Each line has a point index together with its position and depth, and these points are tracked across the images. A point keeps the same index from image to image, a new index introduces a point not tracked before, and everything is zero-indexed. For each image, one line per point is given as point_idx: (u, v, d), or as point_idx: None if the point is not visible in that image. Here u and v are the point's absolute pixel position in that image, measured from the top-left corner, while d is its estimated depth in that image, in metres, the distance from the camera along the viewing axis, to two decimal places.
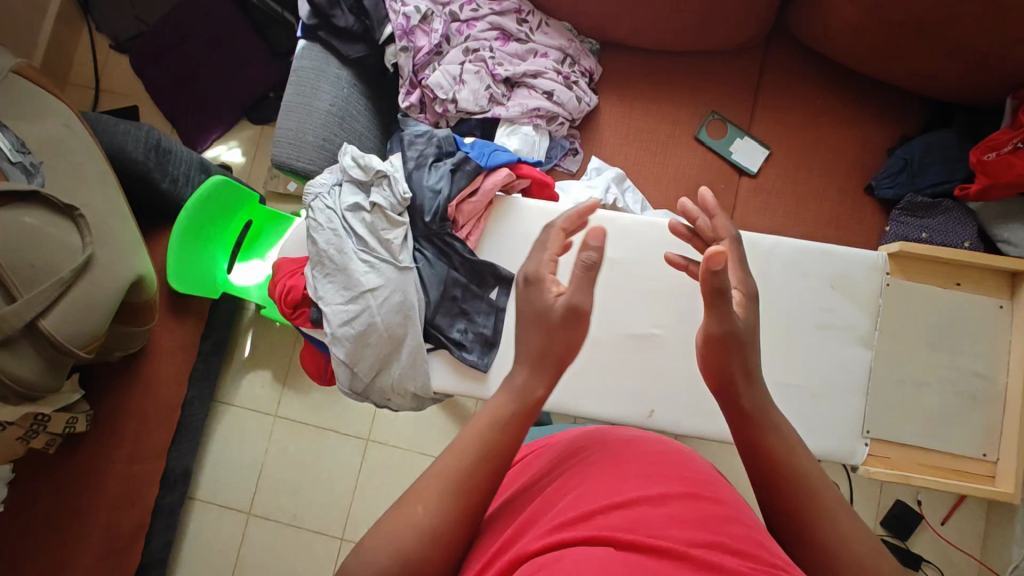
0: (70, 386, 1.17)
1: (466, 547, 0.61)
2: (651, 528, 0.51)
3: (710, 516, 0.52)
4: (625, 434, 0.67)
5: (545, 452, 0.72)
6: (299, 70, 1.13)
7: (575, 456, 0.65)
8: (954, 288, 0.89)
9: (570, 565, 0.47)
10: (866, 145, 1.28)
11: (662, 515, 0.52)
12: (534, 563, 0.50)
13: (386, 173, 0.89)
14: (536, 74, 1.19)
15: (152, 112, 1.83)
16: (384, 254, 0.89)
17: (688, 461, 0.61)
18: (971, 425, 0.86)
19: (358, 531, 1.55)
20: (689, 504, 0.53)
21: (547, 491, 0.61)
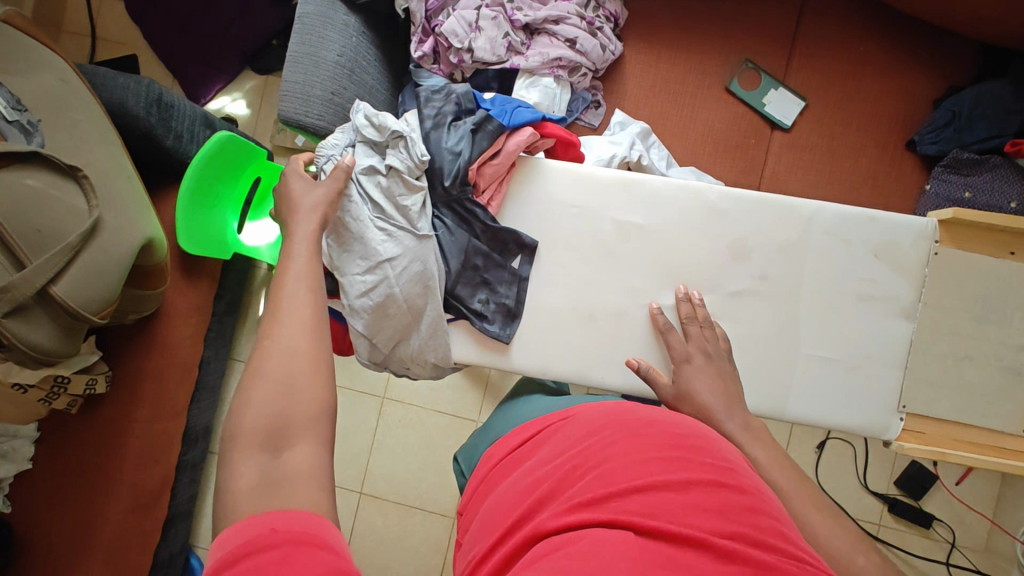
0: (87, 348, 1.17)
1: (487, 520, 0.61)
2: (674, 515, 0.50)
3: (734, 505, 0.51)
4: (650, 412, 0.64)
5: (564, 422, 0.70)
6: (305, 17, 1.05)
7: (595, 429, 0.64)
8: (1007, 258, 0.83)
9: (592, 551, 0.47)
10: (910, 97, 1.19)
11: (683, 501, 0.51)
12: (555, 545, 0.50)
13: (402, 133, 0.82)
14: (558, 19, 1.10)
15: (151, 61, 1.75)
16: (402, 221, 0.84)
17: (716, 442, 0.59)
18: (1012, 402, 0.83)
19: (377, 486, 1.59)
20: (713, 490, 0.52)
21: (567, 466, 0.60)
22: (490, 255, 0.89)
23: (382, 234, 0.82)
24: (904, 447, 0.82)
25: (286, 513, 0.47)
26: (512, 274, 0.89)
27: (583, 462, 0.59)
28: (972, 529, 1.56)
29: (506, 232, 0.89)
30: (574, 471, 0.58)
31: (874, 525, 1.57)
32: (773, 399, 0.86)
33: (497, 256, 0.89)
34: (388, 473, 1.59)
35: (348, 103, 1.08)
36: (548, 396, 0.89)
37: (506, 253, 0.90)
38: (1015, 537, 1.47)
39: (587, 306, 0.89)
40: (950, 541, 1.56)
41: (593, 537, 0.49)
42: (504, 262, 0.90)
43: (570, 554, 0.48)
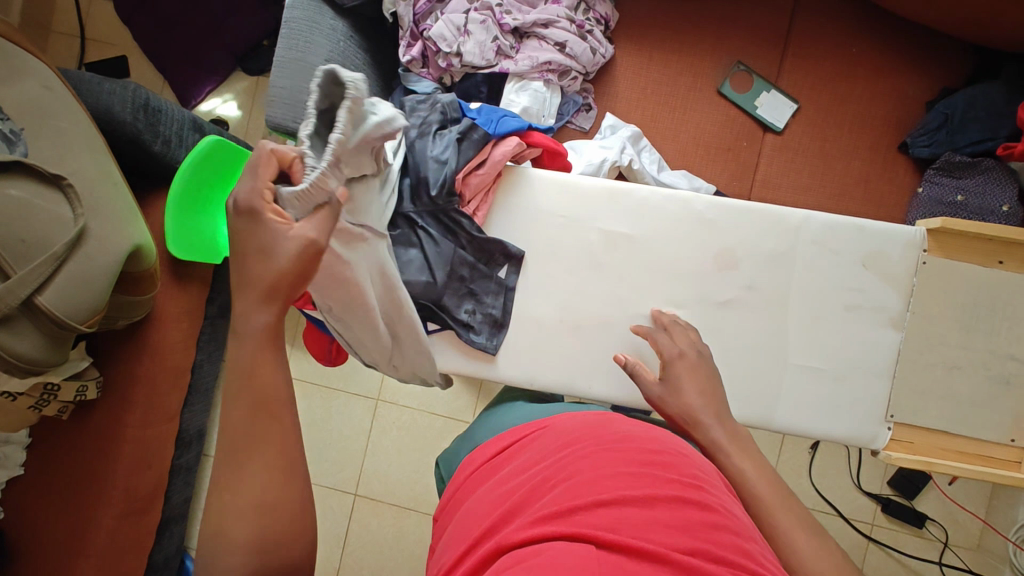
0: (77, 353, 1.18)
1: (455, 534, 0.61)
2: (636, 531, 0.50)
3: (695, 522, 0.52)
4: (622, 430, 0.66)
5: (539, 433, 0.71)
6: (290, 21, 1.04)
7: (568, 442, 0.65)
8: (996, 267, 0.83)
9: (553, 563, 0.47)
10: (903, 100, 1.18)
11: (645, 517, 0.52)
12: (519, 555, 0.50)
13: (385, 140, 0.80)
14: (548, 23, 1.09)
15: (141, 62, 1.74)
16: None
17: (685, 464, 0.60)
18: (1000, 411, 0.83)
19: (371, 488, 1.59)
20: (675, 507, 0.53)
21: (538, 479, 0.60)
22: (476, 266, 0.88)
23: None
24: (891, 456, 0.82)
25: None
26: (498, 284, 0.89)
27: (553, 475, 0.59)
28: (965, 528, 1.56)
29: (492, 243, 0.88)
30: (543, 484, 0.59)
31: (867, 525, 1.57)
32: (762, 409, 0.86)
33: (483, 267, 0.88)
34: (383, 475, 1.60)
35: None
36: (536, 404, 0.88)
37: (491, 264, 0.89)
38: (1007, 537, 1.48)
39: (575, 317, 0.89)
40: (943, 540, 1.56)
41: (557, 547, 0.49)
42: (490, 272, 0.89)
43: (532, 565, 0.48)
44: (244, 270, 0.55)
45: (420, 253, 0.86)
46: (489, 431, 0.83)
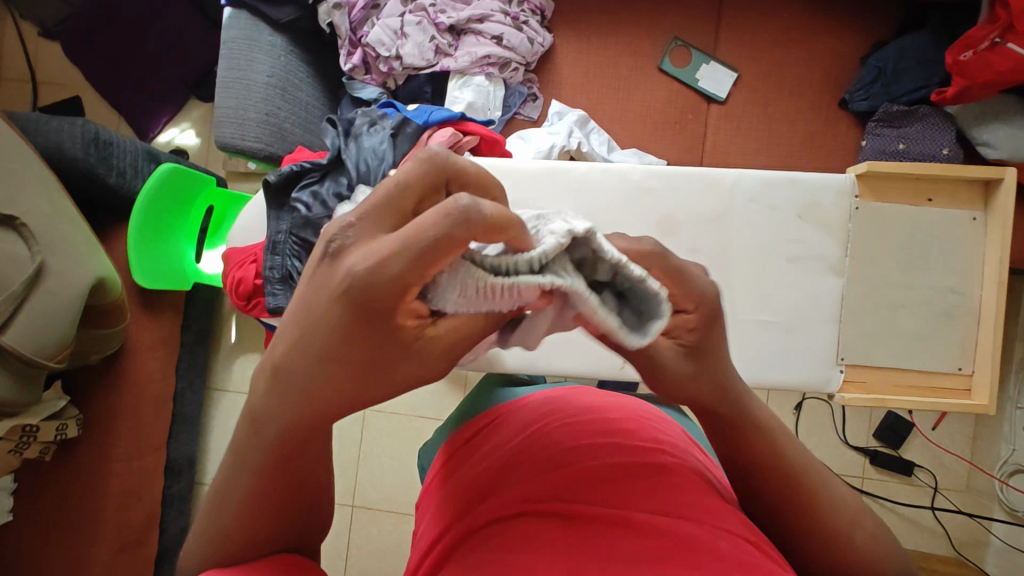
0: (52, 394, 1.19)
1: (427, 524, 0.61)
2: (601, 499, 0.51)
3: (657, 484, 0.53)
4: (585, 403, 0.66)
5: (508, 409, 0.71)
6: (228, 41, 1.05)
7: (536, 418, 0.65)
8: (926, 205, 0.87)
9: (523, 541, 0.48)
10: (839, 58, 1.21)
11: (608, 486, 0.52)
12: (492, 531, 0.51)
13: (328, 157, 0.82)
14: (482, 18, 1.11)
15: (95, 100, 1.74)
16: None
17: (647, 429, 0.61)
18: (947, 343, 0.86)
19: (368, 497, 1.60)
20: (637, 474, 0.54)
21: (507, 455, 0.61)
22: None
23: None
24: (846, 397, 0.85)
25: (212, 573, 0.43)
26: None
27: (521, 453, 0.60)
28: (953, 471, 1.58)
29: None
30: (511, 459, 0.60)
31: (858, 478, 1.59)
32: None
33: None
34: (378, 483, 1.60)
35: (283, 123, 1.09)
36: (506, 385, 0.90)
37: None
38: (992, 475, 1.50)
39: None
40: (932, 485, 1.58)
41: (526, 524, 0.50)
42: None
43: (504, 544, 0.48)
44: (324, 354, 0.33)
45: None
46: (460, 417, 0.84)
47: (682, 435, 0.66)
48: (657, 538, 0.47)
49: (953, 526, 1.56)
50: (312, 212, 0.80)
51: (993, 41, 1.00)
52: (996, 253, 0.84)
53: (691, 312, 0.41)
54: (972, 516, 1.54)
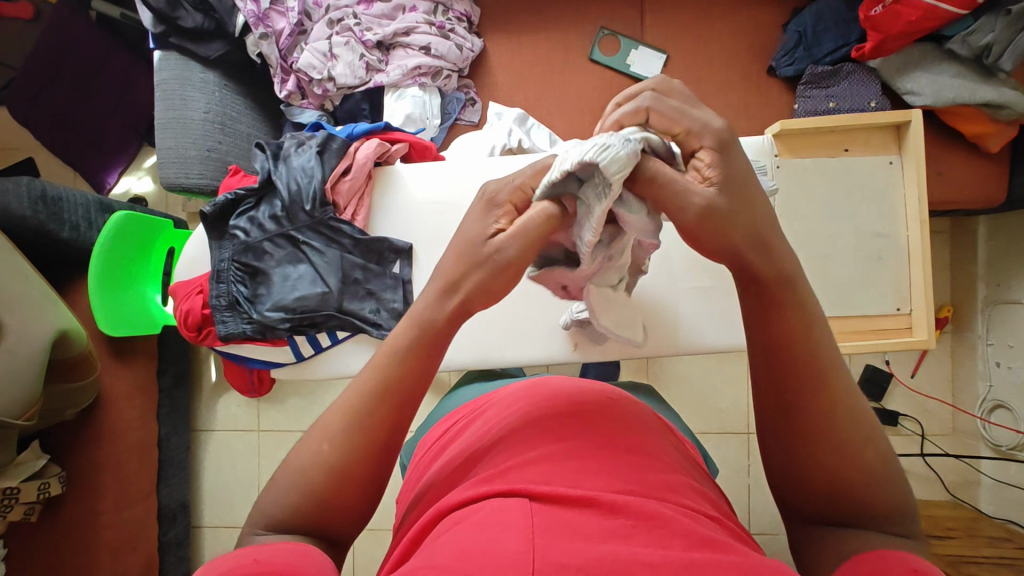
0: (31, 453, 1.19)
1: (395, 531, 0.53)
2: (565, 477, 0.44)
3: (626, 466, 0.46)
4: (557, 381, 0.60)
5: (476, 410, 0.64)
6: (162, 84, 1.07)
7: (499, 410, 0.58)
8: (843, 155, 0.90)
9: (482, 523, 0.39)
10: (762, 27, 1.24)
11: (575, 467, 0.45)
12: (452, 518, 0.42)
13: (261, 184, 0.84)
14: (409, 31, 1.13)
15: (49, 160, 1.75)
16: (274, 265, 0.85)
17: (622, 411, 0.54)
18: (882, 285, 0.89)
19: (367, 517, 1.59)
20: (607, 455, 0.47)
21: (468, 454, 0.53)
22: (368, 266, 0.85)
23: (282, 279, 0.84)
24: None
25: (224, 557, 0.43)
26: (393, 279, 0.84)
27: (483, 446, 0.53)
28: (937, 416, 1.54)
29: (378, 242, 0.84)
30: (472, 456, 0.52)
31: None
32: (666, 336, 0.91)
33: (374, 266, 0.85)
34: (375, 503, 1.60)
35: (226, 156, 1.11)
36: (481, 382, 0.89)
37: (383, 261, 0.85)
38: (973, 414, 1.48)
39: None
40: (920, 433, 1.54)
41: (484, 506, 0.42)
42: (384, 270, 0.85)
43: (462, 528, 0.40)
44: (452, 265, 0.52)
45: (310, 266, 0.85)
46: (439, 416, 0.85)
47: (654, 417, 0.59)
48: (622, 518, 0.40)
49: (944, 470, 1.53)
50: (250, 237, 0.84)
51: None
52: (915, 192, 0.87)
53: (705, 146, 0.47)
54: (961, 458, 1.51)
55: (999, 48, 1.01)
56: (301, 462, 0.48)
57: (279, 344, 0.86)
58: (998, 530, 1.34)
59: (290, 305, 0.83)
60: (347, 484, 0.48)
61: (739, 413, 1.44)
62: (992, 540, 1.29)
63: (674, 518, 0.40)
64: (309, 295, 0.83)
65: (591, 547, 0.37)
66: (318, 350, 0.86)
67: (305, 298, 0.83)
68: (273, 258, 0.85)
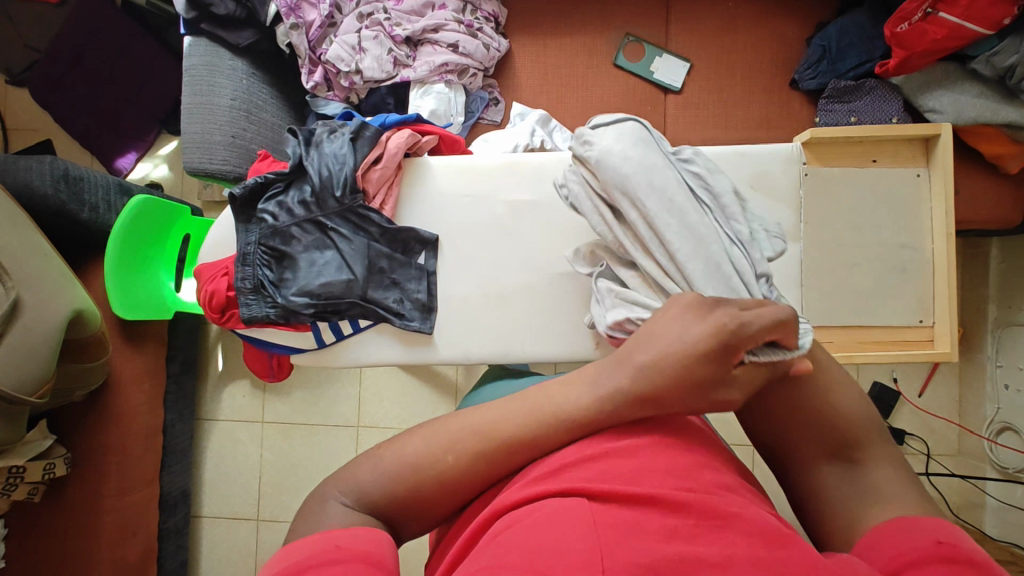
0: (39, 433, 1.18)
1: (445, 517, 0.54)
2: (623, 475, 0.46)
3: (682, 464, 0.47)
4: None
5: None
6: (190, 69, 1.07)
7: None
8: (872, 166, 0.91)
9: (547, 524, 0.41)
10: (786, 39, 1.25)
11: (633, 465, 0.47)
12: (511, 517, 0.44)
13: (290, 170, 0.84)
14: (437, 28, 1.14)
15: (67, 142, 1.76)
16: (299, 250, 0.85)
17: None
18: (905, 297, 0.89)
19: None
20: (661, 453, 0.48)
21: None
22: (393, 256, 0.86)
23: (307, 264, 0.84)
24: None
25: (310, 539, 0.46)
26: (419, 269, 0.86)
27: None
28: (943, 436, 1.53)
29: (404, 231, 0.85)
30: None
31: None
32: None
33: (400, 255, 0.86)
34: None
35: (250, 144, 1.11)
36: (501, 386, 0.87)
37: (410, 251, 0.86)
38: (980, 434, 1.47)
39: (496, 286, 0.86)
40: (926, 452, 1.53)
41: (545, 506, 0.43)
42: (409, 260, 0.86)
43: (522, 528, 0.42)
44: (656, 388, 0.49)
45: (337, 252, 0.85)
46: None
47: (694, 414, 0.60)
48: (682, 517, 0.42)
49: (947, 490, 1.52)
50: (279, 221, 0.84)
51: (926, 12, 1.02)
52: (942, 206, 0.88)
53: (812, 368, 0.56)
54: (966, 478, 1.50)
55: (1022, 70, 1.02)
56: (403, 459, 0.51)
57: (302, 330, 0.86)
58: (1002, 552, 1.33)
59: (314, 291, 0.83)
60: (445, 489, 0.51)
61: None
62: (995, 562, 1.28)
63: (732, 517, 0.42)
64: (334, 282, 0.84)
65: (657, 548, 0.39)
66: (339, 337, 0.86)
67: (330, 284, 0.84)
68: (301, 243, 0.85)
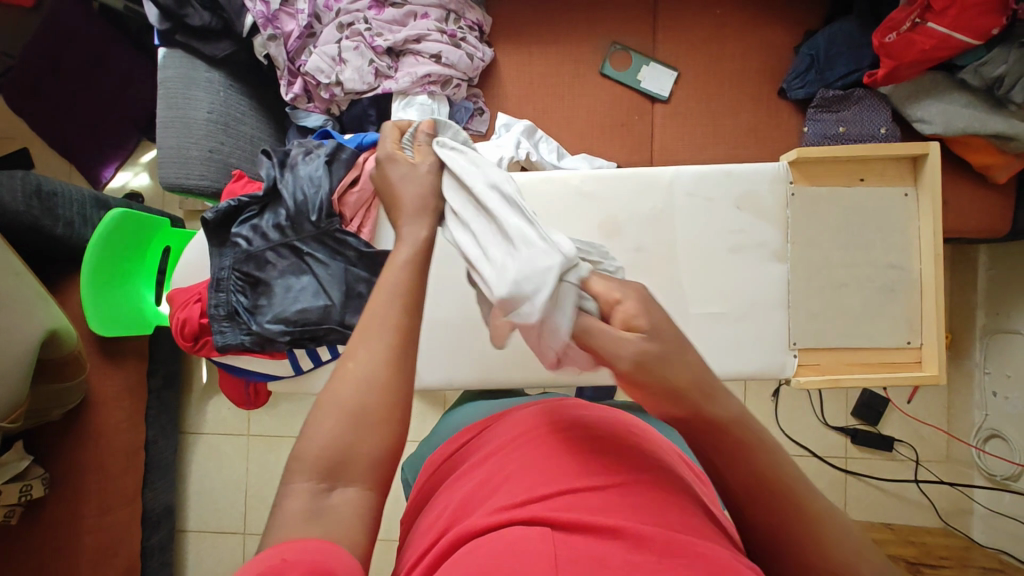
0: (14, 454, 1.15)
1: (409, 542, 0.54)
2: (588, 510, 0.46)
3: (654, 502, 0.48)
4: (585, 413, 0.61)
5: (505, 421, 0.65)
6: (165, 82, 1.05)
7: (518, 430, 0.59)
8: (859, 184, 0.90)
9: (508, 552, 0.42)
10: (774, 48, 1.23)
11: (602, 500, 0.47)
12: (471, 548, 0.44)
13: (266, 194, 0.83)
14: (420, 38, 1.12)
15: (45, 151, 1.71)
16: (273, 275, 0.83)
17: (644, 444, 0.57)
18: (893, 317, 0.89)
19: None
20: (630, 489, 0.49)
21: (485, 474, 0.54)
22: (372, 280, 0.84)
23: (283, 289, 0.83)
24: (800, 380, 0.87)
25: (303, 544, 0.39)
26: None
27: (501, 462, 0.55)
28: (932, 443, 1.51)
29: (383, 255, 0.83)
30: (493, 467, 0.55)
31: (842, 459, 1.51)
32: None
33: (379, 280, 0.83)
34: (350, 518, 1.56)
35: (229, 158, 1.09)
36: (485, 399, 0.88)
37: None
38: (968, 442, 1.46)
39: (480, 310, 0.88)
40: (915, 459, 1.50)
41: (502, 538, 0.44)
42: None
43: (481, 556, 0.42)
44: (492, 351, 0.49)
45: (313, 277, 0.83)
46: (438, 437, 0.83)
47: (672, 453, 0.61)
48: (648, 553, 0.42)
49: (936, 496, 1.50)
50: (253, 246, 0.83)
51: (913, 22, 1.01)
52: (930, 227, 0.87)
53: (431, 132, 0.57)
54: (955, 486, 1.48)
55: (1011, 81, 1.01)
56: (338, 391, 0.45)
57: (279, 358, 0.85)
58: (991, 559, 1.30)
59: (290, 318, 0.81)
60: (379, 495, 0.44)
61: None
62: (983, 570, 1.24)
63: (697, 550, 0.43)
64: (310, 308, 0.81)
65: None
66: (317, 364, 0.85)
67: (306, 310, 0.81)
68: (276, 268, 0.83)
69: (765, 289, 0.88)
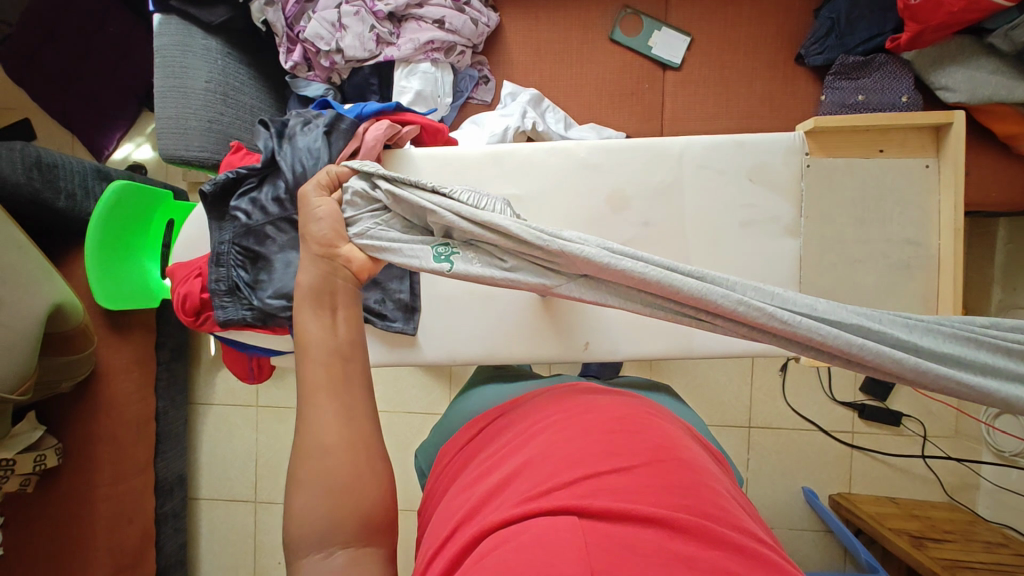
0: (27, 425, 1.17)
1: (429, 533, 0.54)
2: (616, 496, 0.46)
3: (678, 485, 0.48)
4: (597, 399, 0.61)
5: (519, 409, 0.65)
6: (161, 50, 1.02)
7: (537, 420, 0.59)
8: (878, 156, 0.87)
9: (534, 543, 0.42)
10: (792, 10, 1.18)
11: (629, 485, 0.47)
12: (499, 536, 0.45)
13: (264, 167, 0.82)
14: (422, 2, 1.08)
15: (47, 122, 1.70)
16: (271, 249, 0.83)
17: (663, 426, 0.56)
18: (907, 295, 0.86)
19: None
20: (654, 473, 0.49)
21: (502, 465, 0.54)
22: None
23: (283, 263, 0.82)
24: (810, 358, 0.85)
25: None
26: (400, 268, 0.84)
27: (522, 449, 0.55)
28: (941, 418, 1.48)
29: None
30: (512, 452, 0.55)
31: (848, 434, 1.49)
32: (680, 336, 0.87)
33: None
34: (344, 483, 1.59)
35: (228, 128, 1.07)
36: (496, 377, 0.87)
37: None
38: (979, 418, 1.42)
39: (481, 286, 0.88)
40: (922, 434, 1.48)
41: (532, 528, 0.43)
42: None
43: (510, 548, 0.42)
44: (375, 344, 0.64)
45: None
46: (448, 423, 0.81)
47: (681, 427, 0.62)
48: (679, 540, 0.42)
49: (943, 472, 1.48)
50: (251, 219, 0.82)
51: None
52: (950, 200, 0.84)
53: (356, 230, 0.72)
54: (962, 461, 1.46)
55: None
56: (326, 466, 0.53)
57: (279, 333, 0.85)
58: (996, 534, 1.29)
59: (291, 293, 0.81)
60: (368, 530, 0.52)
61: (741, 406, 1.50)
62: (988, 545, 1.23)
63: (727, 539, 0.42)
64: None
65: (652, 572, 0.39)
66: None
67: None
68: (275, 243, 0.83)
69: (774, 265, 0.86)
